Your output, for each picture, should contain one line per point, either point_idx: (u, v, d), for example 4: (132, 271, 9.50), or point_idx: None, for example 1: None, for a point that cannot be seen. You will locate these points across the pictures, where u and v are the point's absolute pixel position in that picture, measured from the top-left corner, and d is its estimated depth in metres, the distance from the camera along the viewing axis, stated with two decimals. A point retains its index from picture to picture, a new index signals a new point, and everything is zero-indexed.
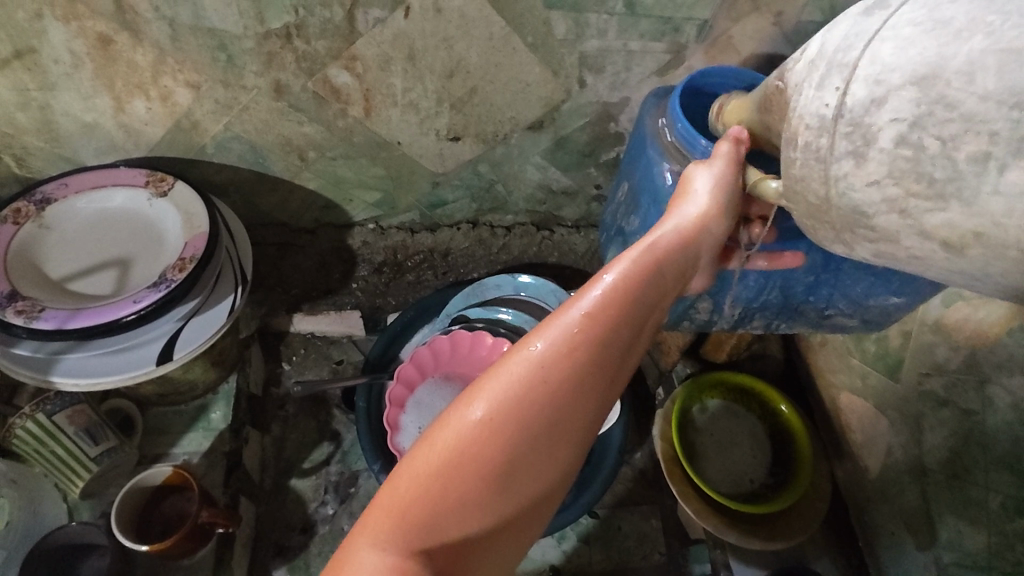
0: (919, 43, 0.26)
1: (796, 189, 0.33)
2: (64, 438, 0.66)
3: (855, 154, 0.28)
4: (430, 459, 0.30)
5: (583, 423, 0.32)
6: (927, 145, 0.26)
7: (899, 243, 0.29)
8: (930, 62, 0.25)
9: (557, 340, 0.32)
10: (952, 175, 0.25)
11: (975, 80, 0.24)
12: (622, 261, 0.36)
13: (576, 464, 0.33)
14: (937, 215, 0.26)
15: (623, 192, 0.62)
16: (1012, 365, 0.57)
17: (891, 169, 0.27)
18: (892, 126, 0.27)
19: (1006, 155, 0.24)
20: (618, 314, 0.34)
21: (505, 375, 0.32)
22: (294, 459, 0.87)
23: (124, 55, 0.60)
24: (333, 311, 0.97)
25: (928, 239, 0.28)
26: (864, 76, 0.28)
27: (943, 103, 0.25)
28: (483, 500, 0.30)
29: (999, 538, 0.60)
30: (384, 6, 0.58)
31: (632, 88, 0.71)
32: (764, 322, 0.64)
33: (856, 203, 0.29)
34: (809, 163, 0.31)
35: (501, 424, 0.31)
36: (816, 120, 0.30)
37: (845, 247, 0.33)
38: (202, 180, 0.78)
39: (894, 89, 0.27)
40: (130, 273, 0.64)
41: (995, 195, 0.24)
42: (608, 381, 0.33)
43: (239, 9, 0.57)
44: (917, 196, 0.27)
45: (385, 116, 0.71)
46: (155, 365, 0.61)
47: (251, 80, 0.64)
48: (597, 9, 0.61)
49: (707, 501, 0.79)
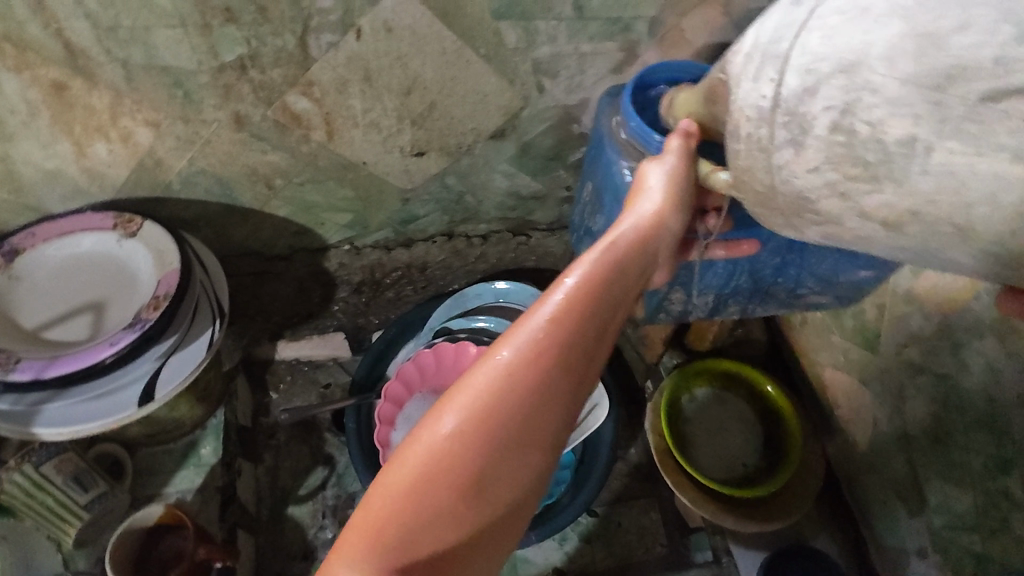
0: (845, 30, 0.28)
1: (744, 179, 0.34)
2: (54, 488, 0.66)
3: (792, 142, 0.30)
4: (404, 474, 0.31)
5: (553, 426, 0.33)
6: (859, 130, 0.28)
7: (841, 224, 0.32)
8: (855, 49, 0.28)
9: (523, 347, 0.33)
10: (883, 158, 0.28)
11: (896, 65, 0.27)
12: (582, 264, 0.37)
13: (550, 469, 0.34)
14: (874, 197, 0.30)
15: (587, 192, 0.63)
16: (982, 329, 0.57)
17: (828, 155, 0.30)
18: (825, 113, 0.29)
19: (930, 137, 0.27)
20: (581, 316, 0.35)
21: (474, 386, 0.32)
22: (289, 487, 0.87)
23: (80, 100, 0.60)
24: (316, 335, 0.99)
25: (868, 219, 0.31)
26: (796, 66, 0.29)
27: (869, 89, 0.28)
28: (459, 509, 0.31)
29: (985, 497, 0.60)
30: (335, 30, 0.59)
31: (589, 89, 0.72)
32: (739, 307, 0.66)
33: (798, 189, 0.32)
34: (753, 152, 0.33)
35: (472, 434, 0.31)
36: (755, 111, 0.31)
37: (797, 232, 0.35)
38: (171, 217, 0.78)
39: (824, 79, 0.29)
40: (105, 315, 0.65)
41: (923, 175, 0.28)
42: (576, 383, 0.34)
43: (191, 45, 0.57)
44: (856, 179, 0.30)
45: (348, 137, 0.71)
46: (137, 407, 0.61)
47: (210, 114, 0.65)
48: (546, 15, 0.62)
49: (702, 489, 0.79)
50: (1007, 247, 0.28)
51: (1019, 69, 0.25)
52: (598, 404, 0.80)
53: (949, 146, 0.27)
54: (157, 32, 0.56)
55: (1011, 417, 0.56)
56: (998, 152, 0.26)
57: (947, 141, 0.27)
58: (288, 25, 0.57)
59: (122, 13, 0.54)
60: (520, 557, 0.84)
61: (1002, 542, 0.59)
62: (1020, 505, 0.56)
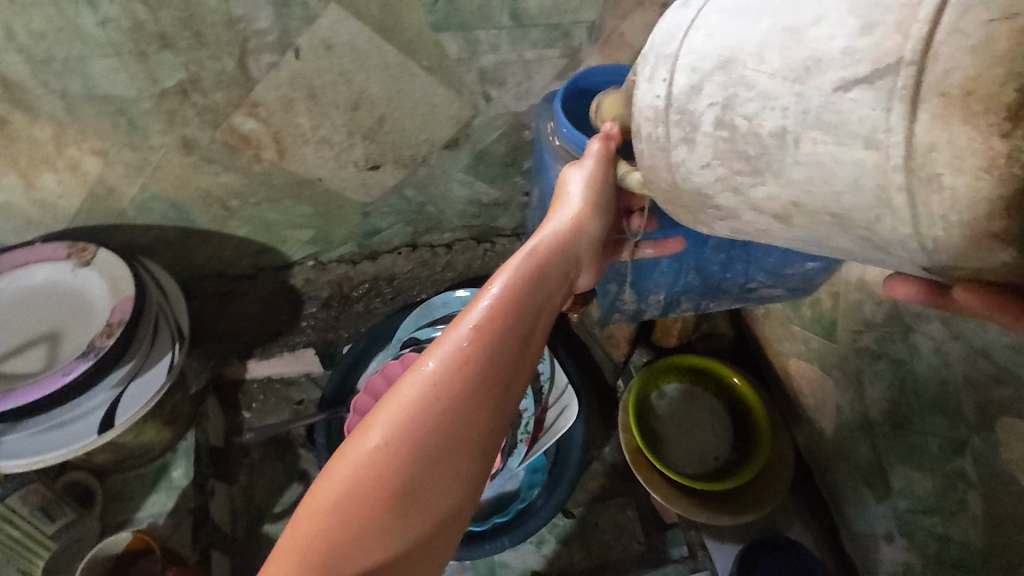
0: (722, 32, 0.31)
1: (652, 179, 0.38)
2: (19, 520, 0.66)
3: (686, 140, 0.33)
4: (331, 492, 0.31)
5: (483, 434, 0.34)
6: (738, 125, 0.30)
7: (741, 219, 0.34)
8: (731, 47, 0.30)
9: (448, 357, 0.34)
10: (761, 150, 0.30)
11: (763, 60, 0.29)
12: (503, 275, 0.38)
13: (481, 478, 0.34)
14: (758, 188, 0.31)
15: (537, 196, 0.66)
16: (929, 313, 0.58)
17: (715, 151, 0.32)
18: (709, 109, 0.31)
19: (796, 127, 0.28)
20: (504, 324, 0.36)
21: (399, 399, 0.33)
22: (265, 505, 0.86)
23: (23, 132, 0.61)
24: (287, 352, 0.97)
25: (761, 212, 0.32)
26: (683, 66, 0.32)
27: (744, 83, 0.30)
28: (388, 524, 0.31)
29: (943, 479, 0.61)
30: (274, 51, 0.59)
31: (537, 96, 0.73)
32: (693, 304, 0.67)
33: (697, 185, 0.34)
34: (654, 151, 0.35)
35: (398, 447, 0.31)
36: (651, 111, 0.34)
37: (705, 227, 0.38)
38: (129, 244, 0.78)
39: (706, 76, 0.31)
40: (60, 347, 0.65)
41: (796, 164, 0.29)
42: (504, 390, 0.35)
43: (129, 73, 0.58)
44: (740, 173, 0.31)
45: (300, 155, 0.71)
46: (97, 435, 0.62)
47: (157, 140, 0.65)
48: (484, 26, 0.62)
49: (675, 485, 0.79)
50: (880, 237, 0.27)
51: (863, 57, 0.25)
52: (567, 406, 0.80)
53: (814, 136, 0.27)
54: (93, 61, 0.56)
55: (961, 398, 0.57)
56: (852, 140, 0.26)
57: (811, 131, 0.27)
58: (225, 48, 0.58)
59: (55, 45, 0.54)
60: (498, 561, 0.85)
61: (961, 523, 0.59)
62: (975, 484, 0.57)
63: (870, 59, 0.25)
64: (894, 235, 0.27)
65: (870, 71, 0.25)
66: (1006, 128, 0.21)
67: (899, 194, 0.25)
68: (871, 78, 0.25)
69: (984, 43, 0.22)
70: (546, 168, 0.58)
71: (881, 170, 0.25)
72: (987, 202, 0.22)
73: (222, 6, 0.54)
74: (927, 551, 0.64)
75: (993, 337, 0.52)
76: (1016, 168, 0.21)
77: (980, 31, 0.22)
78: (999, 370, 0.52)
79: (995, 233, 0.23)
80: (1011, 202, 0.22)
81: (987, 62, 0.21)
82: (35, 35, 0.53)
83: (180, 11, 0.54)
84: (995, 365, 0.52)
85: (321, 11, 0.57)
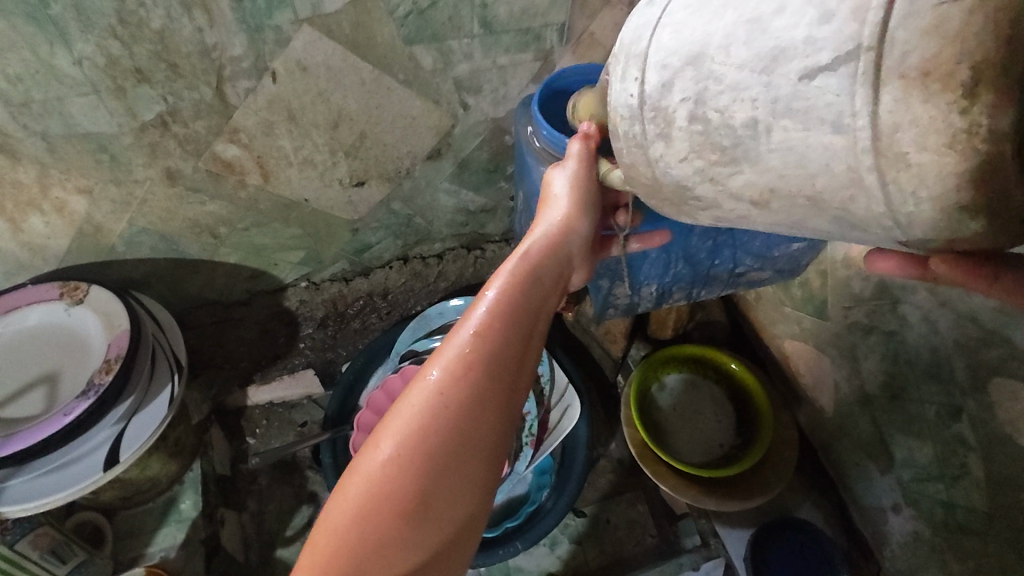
0: (689, 27, 0.32)
1: (633, 175, 0.38)
2: (30, 564, 0.65)
3: (662, 135, 0.34)
4: (345, 508, 0.31)
5: (492, 438, 0.34)
6: (711, 118, 0.31)
7: (722, 207, 0.35)
8: (698, 43, 0.31)
9: (451, 364, 0.34)
10: (735, 141, 0.30)
11: (730, 53, 0.29)
12: (500, 278, 0.38)
13: (493, 482, 0.34)
14: (737, 177, 0.32)
15: (522, 199, 0.66)
16: (915, 283, 0.59)
17: (692, 144, 0.32)
18: (682, 104, 0.32)
19: (767, 117, 0.28)
20: (504, 327, 0.36)
21: (406, 409, 0.33)
22: (276, 529, 0.87)
23: (7, 176, 0.61)
24: (286, 375, 0.95)
25: (739, 199, 0.33)
26: (654, 63, 0.33)
27: (713, 78, 0.30)
28: (404, 534, 0.31)
29: (942, 445, 0.61)
30: (250, 76, 0.60)
31: (514, 100, 0.73)
32: (685, 293, 0.68)
33: (676, 178, 0.35)
34: (632, 149, 0.36)
35: (408, 458, 0.32)
36: (627, 109, 0.35)
37: (691, 218, 0.39)
38: (120, 279, 0.78)
39: (677, 72, 0.32)
40: (59, 387, 0.65)
41: (770, 153, 0.29)
42: (509, 392, 0.35)
43: (109, 110, 0.58)
44: (717, 164, 0.32)
45: (284, 177, 0.72)
46: (103, 472, 0.62)
47: (141, 173, 0.65)
48: (456, 35, 0.63)
49: (682, 475, 0.79)
50: (855, 216, 0.28)
51: (825, 46, 0.25)
52: (569, 406, 0.81)
53: (785, 124, 0.28)
54: (71, 101, 0.56)
55: (953, 362, 0.57)
56: (822, 126, 0.26)
57: (782, 119, 0.28)
58: (201, 77, 0.58)
59: (32, 87, 0.54)
60: (513, 565, 0.84)
61: (965, 487, 0.60)
62: (975, 448, 0.57)
63: (831, 47, 0.25)
64: (868, 213, 0.27)
65: (832, 59, 0.25)
66: (965, 104, 0.22)
67: (870, 174, 0.25)
68: (834, 65, 0.25)
69: (938, 24, 0.22)
70: (530, 171, 0.58)
71: (852, 153, 0.26)
72: (953, 175, 0.23)
73: (196, 36, 0.54)
74: (935, 519, 0.65)
75: (980, 301, 0.53)
76: (977, 143, 0.22)
77: (932, 12, 0.22)
78: (988, 333, 0.53)
79: (964, 206, 0.24)
80: (974, 178, 0.23)
81: (943, 42, 0.22)
82: (12, 79, 0.53)
83: (155, 45, 0.54)
84: (983, 329, 0.53)
85: (294, 34, 0.58)
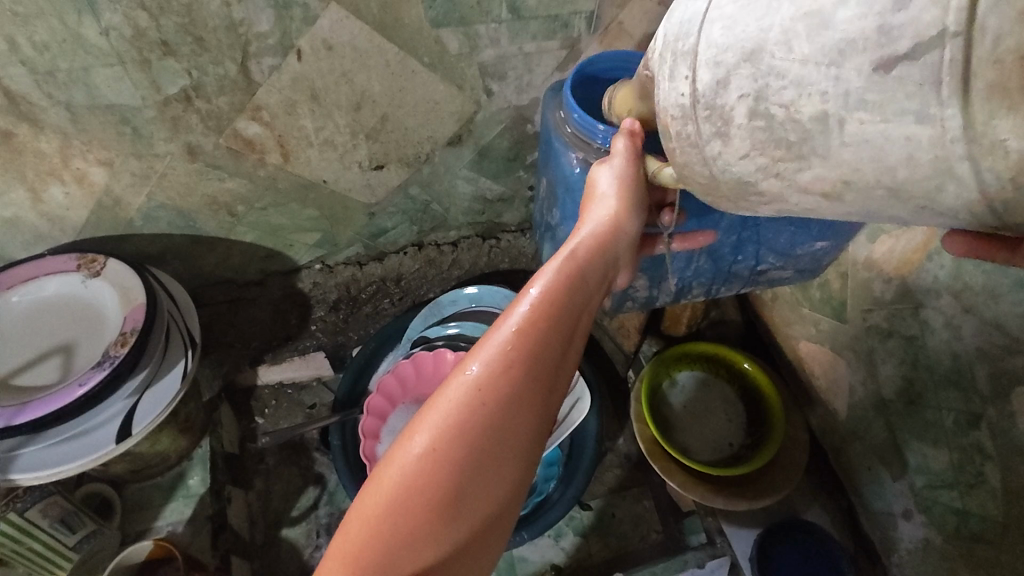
0: (741, 21, 0.31)
1: (686, 173, 0.38)
2: (41, 532, 0.66)
3: (720, 134, 0.33)
4: (379, 499, 0.31)
5: (525, 438, 0.33)
6: (775, 113, 0.30)
7: (787, 201, 0.35)
8: (753, 38, 0.30)
9: (491, 361, 0.33)
10: (803, 137, 0.30)
11: (792, 47, 0.29)
12: (546, 274, 0.37)
13: (525, 479, 0.34)
14: (805, 173, 0.31)
15: (545, 187, 0.67)
16: (939, 287, 0.58)
17: (754, 141, 0.32)
18: (740, 101, 0.31)
19: (838, 111, 0.28)
20: (547, 325, 0.35)
21: (443, 403, 0.32)
22: (282, 509, 0.86)
23: (29, 145, 0.61)
24: (298, 356, 0.94)
25: (808, 193, 0.33)
26: (705, 61, 0.32)
27: (774, 73, 0.29)
28: (435, 529, 0.31)
29: (960, 453, 0.61)
30: (276, 54, 0.59)
31: (538, 87, 0.73)
32: (704, 289, 0.67)
33: (736, 175, 0.35)
34: (686, 148, 0.36)
35: (444, 454, 0.31)
36: (678, 109, 0.35)
37: (749, 211, 0.39)
38: (136, 254, 0.78)
39: (731, 69, 0.31)
40: (74, 357, 0.65)
41: (843, 147, 0.29)
42: (547, 393, 0.34)
43: (133, 82, 0.58)
44: (783, 160, 0.32)
45: (304, 157, 0.71)
46: (115, 444, 0.62)
47: (162, 147, 0.65)
48: (483, 20, 0.62)
49: (692, 473, 0.78)
50: (941, 204, 0.28)
51: (902, 34, 0.25)
52: (581, 398, 0.78)
53: (860, 117, 0.27)
54: (97, 71, 0.56)
55: (974, 371, 0.57)
56: (902, 117, 0.26)
57: (856, 112, 0.27)
58: (227, 53, 0.58)
59: (58, 56, 0.54)
60: (518, 557, 0.84)
61: (980, 496, 0.59)
62: (993, 456, 0.57)
63: (910, 35, 0.25)
64: (957, 201, 0.27)
65: (912, 47, 0.25)
66: None
67: (962, 164, 0.26)
68: (915, 54, 0.25)
69: None
70: (556, 155, 0.58)
71: (939, 143, 0.26)
72: None
73: (223, 10, 0.54)
74: (947, 526, 0.64)
75: (1006, 308, 0.52)
76: None
77: None
78: (1012, 341, 0.52)
79: None
80: None
81: None
82: (39, 47, 0.53)
83: (181, 17, 0.54)
84: (1008, 337, 0.52)
85: (321, 11, 0.57)
